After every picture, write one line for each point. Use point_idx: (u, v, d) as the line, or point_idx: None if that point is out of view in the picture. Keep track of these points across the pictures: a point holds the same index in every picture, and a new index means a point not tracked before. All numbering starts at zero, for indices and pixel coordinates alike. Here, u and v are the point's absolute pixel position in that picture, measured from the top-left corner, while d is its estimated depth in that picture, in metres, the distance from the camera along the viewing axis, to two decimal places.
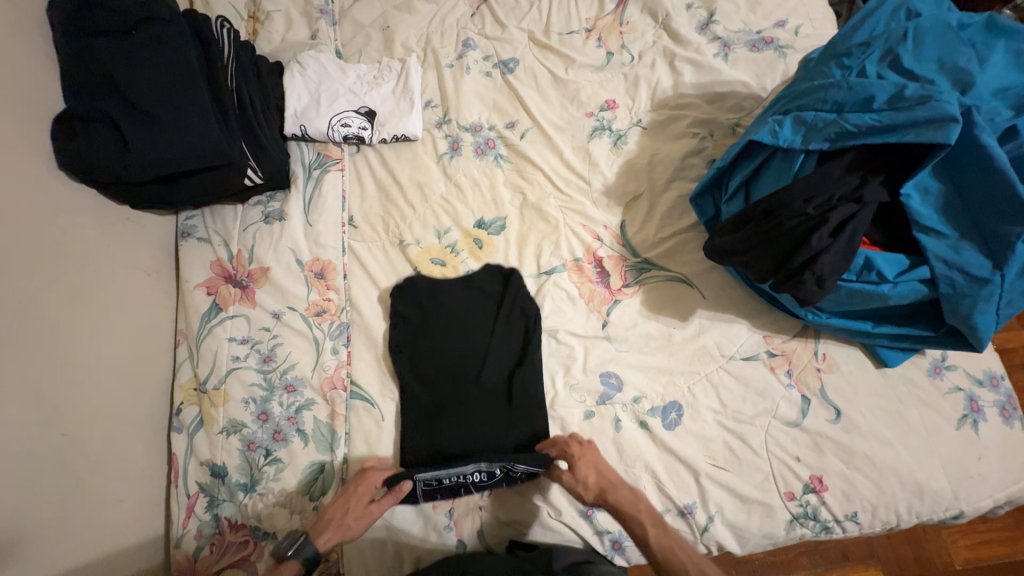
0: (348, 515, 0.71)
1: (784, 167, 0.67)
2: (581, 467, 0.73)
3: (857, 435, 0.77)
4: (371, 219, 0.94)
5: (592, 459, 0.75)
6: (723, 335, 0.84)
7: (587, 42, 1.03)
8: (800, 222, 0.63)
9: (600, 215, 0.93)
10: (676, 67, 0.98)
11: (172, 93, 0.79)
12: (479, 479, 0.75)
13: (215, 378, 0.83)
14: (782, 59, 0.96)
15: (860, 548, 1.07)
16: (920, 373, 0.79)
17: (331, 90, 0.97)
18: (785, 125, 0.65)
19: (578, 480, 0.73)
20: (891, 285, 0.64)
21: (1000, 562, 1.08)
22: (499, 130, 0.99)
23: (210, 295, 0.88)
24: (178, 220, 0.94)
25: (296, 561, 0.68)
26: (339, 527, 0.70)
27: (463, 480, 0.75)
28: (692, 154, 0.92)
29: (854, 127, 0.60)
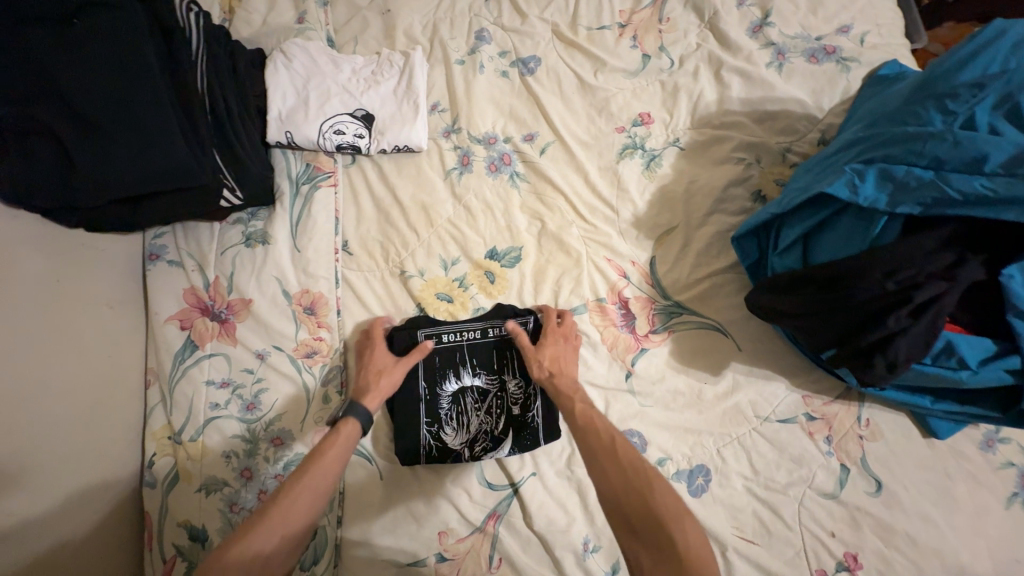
0: (374, 363, 0.72)
1: (859, 228, 0.57)
2: (552, 346, 0.74)
3: (898, 511, 0.71)
4: (368, 245, 0.82)
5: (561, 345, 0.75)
6: (760, 393, 0.76)
7: (620, 41, 0.89)
8: (876, 298, 0.54)
9: (627, 249, 0.82)
10: (722, 77, 0.85)
11: (127, 102, 0.65)
12: (475, 342, 0.78)
13: (192, 428, 0.74)
14: (845, 74, 0.83)
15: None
16: (971, 445, 0.73)
17: (321, 89, 0.83)
18: (868, 180, 0.55)
19: (544, 354, 0.73)
20: (971, 373, 0.55)
21: None
22: (516, 143, 0.87)
23: (184, 330, 0.78)
24: (145, 239, 0.82)
25: (354, 421, 0.65)
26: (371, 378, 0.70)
27: (461, 341, 0.77)
28: (735, 184, 0.81)
29: (959, 194, 0.50)
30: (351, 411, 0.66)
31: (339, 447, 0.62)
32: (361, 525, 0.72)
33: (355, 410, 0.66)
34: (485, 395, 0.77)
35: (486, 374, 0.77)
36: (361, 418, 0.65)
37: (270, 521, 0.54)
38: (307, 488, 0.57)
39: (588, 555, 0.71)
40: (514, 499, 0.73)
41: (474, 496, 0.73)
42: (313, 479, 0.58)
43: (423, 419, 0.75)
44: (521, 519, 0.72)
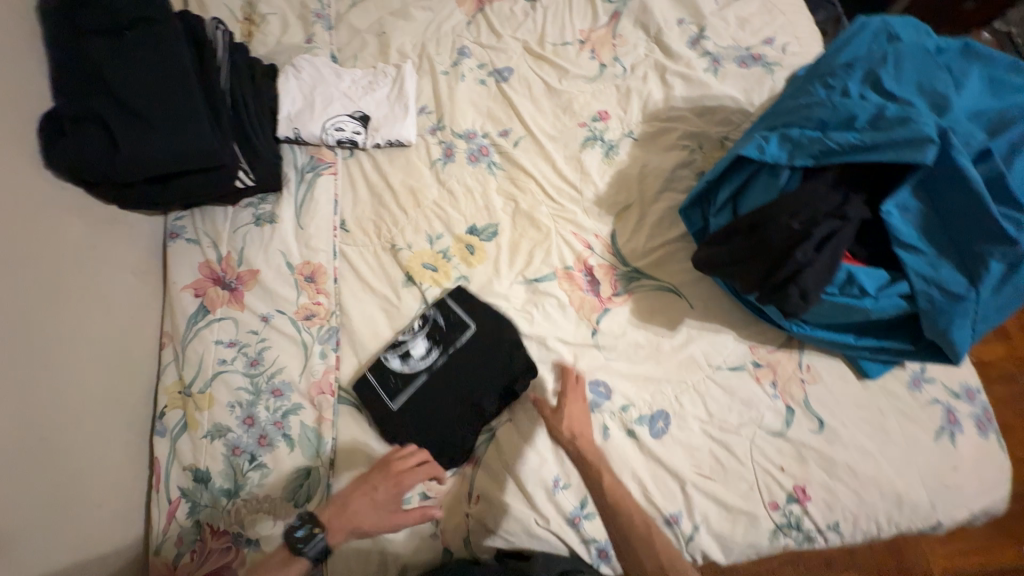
0: (379, 493, 0.72)
1: (770, 182, 0.69)
2: (572, 411, 0.79)
3: (840, 446, 0.78)
4: (363, 223, 0.94)
5: (580, 412, 0.80)
6: (711, 345, 0.85)
7: (581, 54, 1.05)
8: (786, 237, 0.65)
9: (591, 223, 0.94)
10: (667, 80, 1.00)
11: (163, 95, 0.79)
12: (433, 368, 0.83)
13: (200, 382, 0.82)
14: (770, 76, 0.98)
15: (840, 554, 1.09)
16: (899, 384, 0.81)
17: (325, 94, 0.98)
18: (771, 141, 0.67)
19: (564, 415, 0.79)
20: (872, 300, 0.65)
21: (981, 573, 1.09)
22: (493, 137, 1.00)
23: (197, 297, 0.87)
24: (168, 220, 0.93)
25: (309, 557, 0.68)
26: (369, 506, 0.72)
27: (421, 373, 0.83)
28: (682, 166, 0.94)
29: (837, 145, 0.62)
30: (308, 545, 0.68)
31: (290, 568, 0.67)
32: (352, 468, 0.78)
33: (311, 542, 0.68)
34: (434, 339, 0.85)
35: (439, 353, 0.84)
36: (314, 551, 0.68)
37: None
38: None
39: (559, 491, 0.77)
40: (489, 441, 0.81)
41: (454, 443, 0.79)
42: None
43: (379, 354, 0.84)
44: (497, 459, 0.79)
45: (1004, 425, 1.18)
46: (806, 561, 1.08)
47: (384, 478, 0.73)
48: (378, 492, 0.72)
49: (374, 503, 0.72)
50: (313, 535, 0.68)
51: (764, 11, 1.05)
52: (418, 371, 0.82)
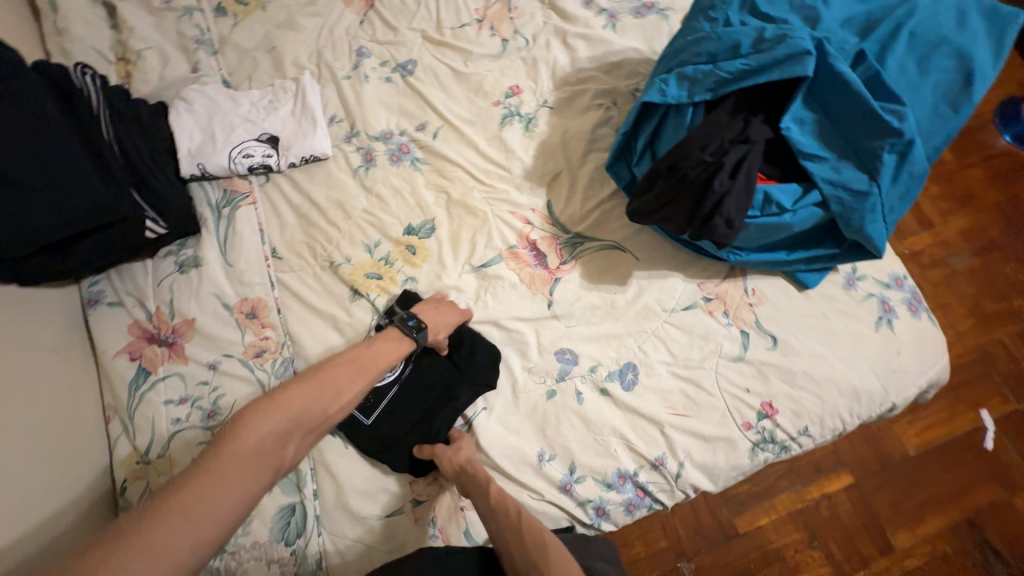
0: (443, 317, 0.81)
1: (678, 122, 0.71)
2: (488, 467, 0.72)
3: (795, 356, 0.83)
4: (295, 247, 0.91)
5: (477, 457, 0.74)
6: (662, 290, 0.88)
7: (481, 33, 1.03)
8: (701, 170, 0.67)
9: (525, 199, 0.94)
10: (570, 44, 1.00)
11: (40, 155, 0.72)
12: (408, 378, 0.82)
13: (159, 445, 0.78)
14: (665, 21, 1.01)
15: (824, 455, 1.16)
16: (836, 287, 0.86)
17: (224, 122, 0.92)
18: (670, 83, 0.69)
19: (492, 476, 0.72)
20: (791, 214, 0.69)
21: (947, 441, 1.19)
22: (410, 133, 0.98)
23: (134, 360, 0.82)
24: (83, 289, 0.87)
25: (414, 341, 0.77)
26: (442, 325, 0.80)
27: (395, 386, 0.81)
28: (601, 125, 0.95)
29: (729, 74, 0.66)
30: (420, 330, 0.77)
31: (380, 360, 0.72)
32: (336, 493, 0.76)
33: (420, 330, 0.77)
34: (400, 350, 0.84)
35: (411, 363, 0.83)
36: (422, 337, 0.77)
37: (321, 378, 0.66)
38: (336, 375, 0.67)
39: (546, 464, 0.79)
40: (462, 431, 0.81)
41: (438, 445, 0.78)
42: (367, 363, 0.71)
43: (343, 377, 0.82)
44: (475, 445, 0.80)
45: (939, 304, 1.29)
46: (796, 469, 1.15)
47: (452, 307, 0.83)
48: (449, 312, 0.82)
49: (444, 317, 0.81)
50: (423, 327, 0.77)
51: None
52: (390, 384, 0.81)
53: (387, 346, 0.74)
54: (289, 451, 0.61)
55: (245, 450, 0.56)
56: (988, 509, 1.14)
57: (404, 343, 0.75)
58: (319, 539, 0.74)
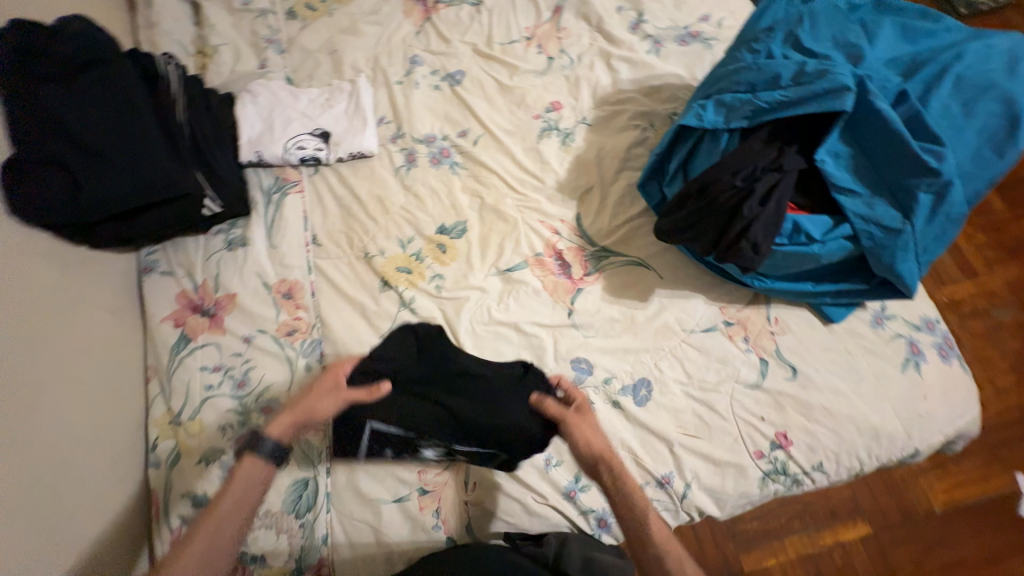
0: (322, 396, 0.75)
1: (712, 146, 0.73)
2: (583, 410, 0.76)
3: (813, 390, 0.82)
4: (334, 236, 0.96)
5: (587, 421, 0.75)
6: (682, 310, 0.89)
7: (528, 50, 1.08)
8: (731, 196, 0.69)
9: (556, 210, 0.97)
10: (613, 65, 1.04)
11: (120, 133, 0.81)
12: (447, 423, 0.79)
13: (190, 408, 0.83)
14: (708, 50, 1.03)
15: (841, 499, 1.12)
16: (863, 324, 0.85)
17: (283, 115, 1.00)
18: (708, 108, 0.71)
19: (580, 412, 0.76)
20: (820, 245, 0.69)
21: (975, 501, 1.13)
22: (453, 139, 1.03)
23: (178, 327, 0.88)
24: (140, 257, 0.94)
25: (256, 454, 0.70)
26: (334, 402, 0.74)
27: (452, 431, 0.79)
28: (636, 145, 0.98)
29: (766, 104, 0.68)
30: (254, 447, 0.70)
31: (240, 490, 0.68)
32: (348, 474, 0.79)
33: (255, 446, 0.70)
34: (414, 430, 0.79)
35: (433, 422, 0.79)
36: (266, 452, 0.70)
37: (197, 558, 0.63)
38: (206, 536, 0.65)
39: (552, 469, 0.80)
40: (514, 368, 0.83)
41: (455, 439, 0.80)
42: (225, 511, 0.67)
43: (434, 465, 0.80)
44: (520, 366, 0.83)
45: (976, 355, 1.24)
46: (809, 512, 1.11)
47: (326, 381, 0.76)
48: (326, 390, 0.75)
49: (328, 400, 0.75)
50: (263, 439, 0.70)
51: None
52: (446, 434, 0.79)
53: (240, 478, 0.69)
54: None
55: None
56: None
57: (251, 463, 0.69)
58: (327, 516, 0.77)
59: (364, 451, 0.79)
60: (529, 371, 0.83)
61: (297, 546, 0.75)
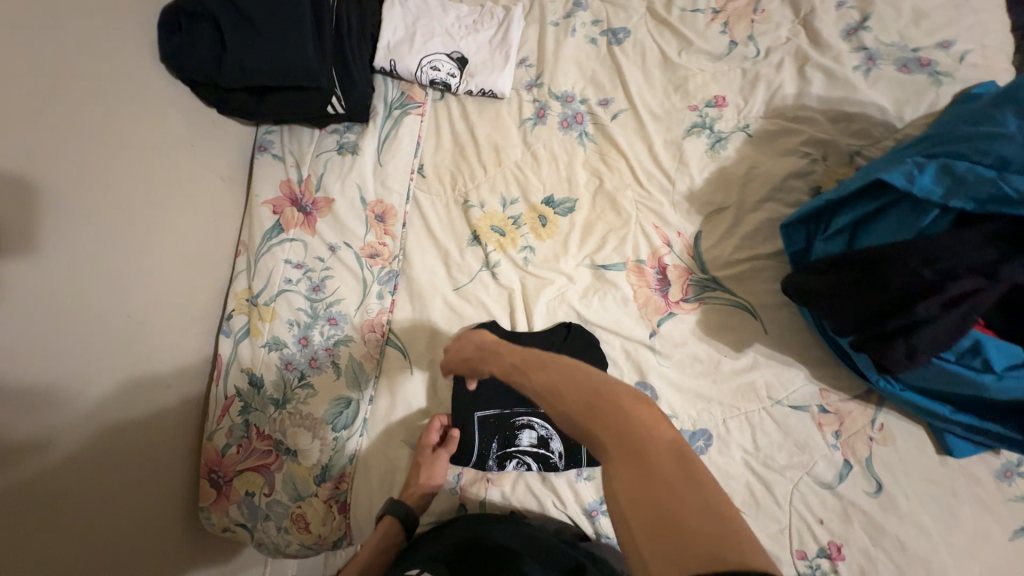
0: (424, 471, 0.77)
1: (910, 218, 0.61)
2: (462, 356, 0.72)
3: (893, 515, 0.72)
4: (440, 171, 0.92)
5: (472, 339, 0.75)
6: (777, 376, 0.79)
7: (711, 25, 0.92)
8: (909, 283, 0.57)
9: (676, 220, 0.87)
10: (805, 73, 0.87)
11: (272, 6, 0.81)
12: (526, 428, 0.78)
13: (267, 294, 0.87)
14: (935, 87, 0.83)
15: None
16: (984, 469, 0.72)
17: (427, 27, 0.93)
18: (926, 171, 0.58)
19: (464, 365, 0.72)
20: (994, 378, 0.57)
21: None
22: (591, 105, 0.93)
23: (274, 214, 0.90)
24: (258, 133, 0.95)
25: (390, 518, 0.75)
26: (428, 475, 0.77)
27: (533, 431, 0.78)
28: (796, 176, 0.84)
29: (1014, 193, 0.53)
30: (390, 513, 0.75)
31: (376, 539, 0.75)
32: (387, 410, 0.81)
33: (391, 509, 0.75)
34: (507, 455, 0.77)
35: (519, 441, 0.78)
36: (399, 517, 0.75)
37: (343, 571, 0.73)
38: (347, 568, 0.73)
39: (580, 480, 0.78)
40: (563, 329, 0.82)
41: (499, 419, 0.79)
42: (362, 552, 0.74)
43: (533, 471, 0.78)
44: (568, 333, 0.82)
45: None
46: None
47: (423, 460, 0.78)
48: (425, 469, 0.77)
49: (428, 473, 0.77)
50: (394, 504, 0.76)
51: (949, 5, 0.87)
52: (528, 430, 0.78)
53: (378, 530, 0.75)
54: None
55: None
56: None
57: (387, 524, 0.75)
58: (359, 440, 0.80)
59: (470, 459, 0.77)
60: (590, 341, 0.81)
61: (325, 456, 0.79)
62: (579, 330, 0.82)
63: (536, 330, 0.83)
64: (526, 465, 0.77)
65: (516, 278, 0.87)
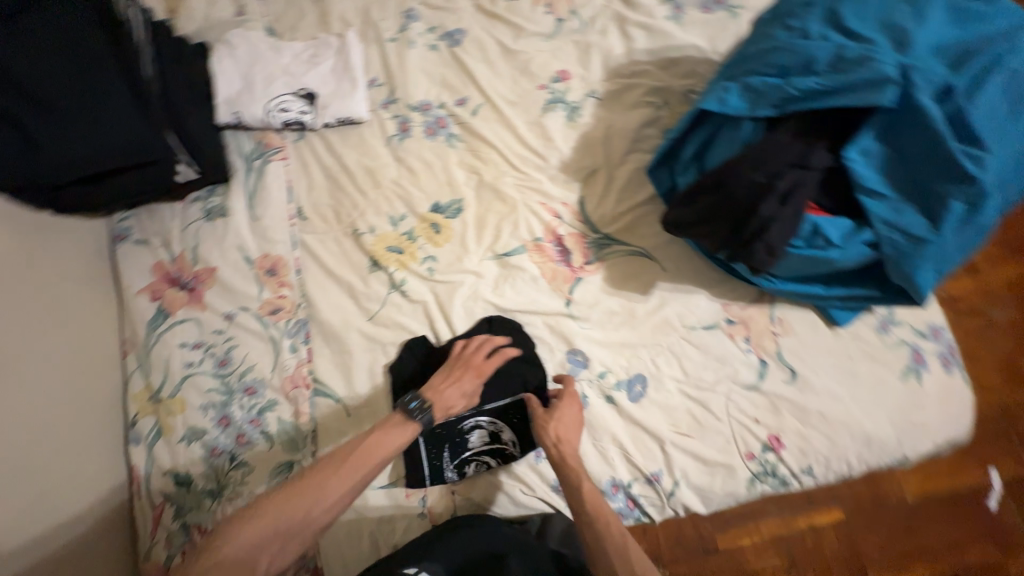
0: (461, 381, 0.75)
1: (732, 134, 0.68)
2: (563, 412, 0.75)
3: (811, 394, 0.80)
4: (320, 209, 0.90)
5: (575, 414, 0.76)
6: (684, 306, 0.85)
7: (536, 9, 0.98)
8: (750, 191, 0.64)
9: (558, 191, 0.91)
10: (627, 32, 0.95)
11: (84, 89, 0.72)
12: (476, 425, 0.79)
13: (170, 386, 0.80)
14: (734, 20, 0.94)
15: (870, 493, 1.08)
16: (868, 328, 0.82)
17: (264, 73, 0.92)
18: (732, 92, 0.66)
19: (555, 415, 0.75)
20: (838, 250, 0.65)
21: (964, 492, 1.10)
22: (450, 107, 0.95)
23: (154, 300, 0.84)
24: (111, 223, 0.88)
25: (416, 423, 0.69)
26: (458, 392, 0.74)
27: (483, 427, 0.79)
28: (648, 125, 0.91)
29: (798, 92, 0.62)
30: (420, 408, 0.70)
31: (386, 440, 0.67)
32: None
33: (415, 410, 0.70)
34: (467, 458, 0.78)
35: (475, 441, 0.78)
36: (421, 418, 0.69)
37: (340, 474, 0.63)
38: (346, 469, 0.64)
39: (541, 460, 0.80)
40: (484, 323, 0.84)
41: (448, 428, 0.78)
42: (367, 454, 0.66)
43: (495, 465, 0.79)
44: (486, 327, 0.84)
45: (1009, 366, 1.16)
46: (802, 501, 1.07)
47: (467, 369, 0.76)
48: (464, 379, 0.75)
49: (461, 385, 0.75)
50: (425, 408, 0.70)
51: None
52: (479, 427, 0.79)
53: (392, 427, 0.69)
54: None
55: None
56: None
57: (407, 426, 0.69)
58: None
59: (428, 477, 0.77)
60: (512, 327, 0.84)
61: None
62: (500, 322, 0.84)
63: (459, 333, 0.84)
64: (485, 464, 0.78)
65: (427, 290, 0.87)
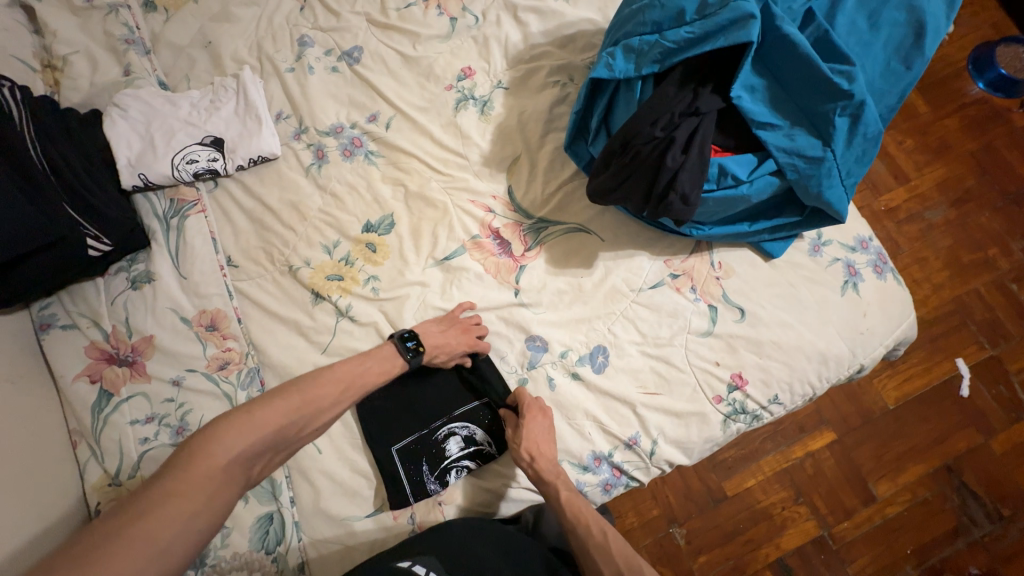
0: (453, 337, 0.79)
1: (629, 97, 0.71)
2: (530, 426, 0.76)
3: (762, 327, 0.83)
4: (251, 253, 0.88)
5: (544, 425, 0.77)
6: (629, 270, 0.87)
7: (428, 12, 0.98)
8: (653, 146, 0.66)
9: (485, 186, 0.91)
10: (520, 18, 0.96)
11: None
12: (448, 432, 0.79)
13: (128, 467, 0.77)
14: None
15: (853, 408, 1.13)
16: (801, 253, 0.86)
17: (164, 127, 0.88)
18: (617, 56, 0.68)
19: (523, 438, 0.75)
20: (748, 185, 0.67)
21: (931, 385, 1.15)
22: (362, 125, 0.94)
23: (94, 382, 0.80)
24: (33, 314, 0.84)
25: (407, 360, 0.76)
26: (446, 348, 0.79)
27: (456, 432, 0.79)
28: (559, 103, 0.92)
29: (674, 43, 0.65)
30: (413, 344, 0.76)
31: (377, 369, 0.73)
32: (314, 499, 0.76)
33: (407, 345, 0.76)
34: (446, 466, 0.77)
35: (451, 447, 0.78)
36: (411, 356, 0.75)
37: (328, 390, 0.66)
38: (335, 386, 0.67)
39: None
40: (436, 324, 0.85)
41: (422, 442, 0.78)
42: (354, 378, 0.70)
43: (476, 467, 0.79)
44: None
45: (948, 259, 1.22)
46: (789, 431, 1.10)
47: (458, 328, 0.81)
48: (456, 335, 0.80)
49: (453, 338, 0.80)
50: (419, 351, 0.76)
51: None
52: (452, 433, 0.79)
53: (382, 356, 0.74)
54: (212, 533, 0.53)
55: (158, 542, 0.48)
56: (1000, 459, 1.11)
57: (398, 359, 0.75)
58: (301, 546, 0.75)
59: (412, 495, 0.76)
60: None
61: None
62: None
63: None
64: (467, 468, 0.78)
65: (376, 310, 0.86)
